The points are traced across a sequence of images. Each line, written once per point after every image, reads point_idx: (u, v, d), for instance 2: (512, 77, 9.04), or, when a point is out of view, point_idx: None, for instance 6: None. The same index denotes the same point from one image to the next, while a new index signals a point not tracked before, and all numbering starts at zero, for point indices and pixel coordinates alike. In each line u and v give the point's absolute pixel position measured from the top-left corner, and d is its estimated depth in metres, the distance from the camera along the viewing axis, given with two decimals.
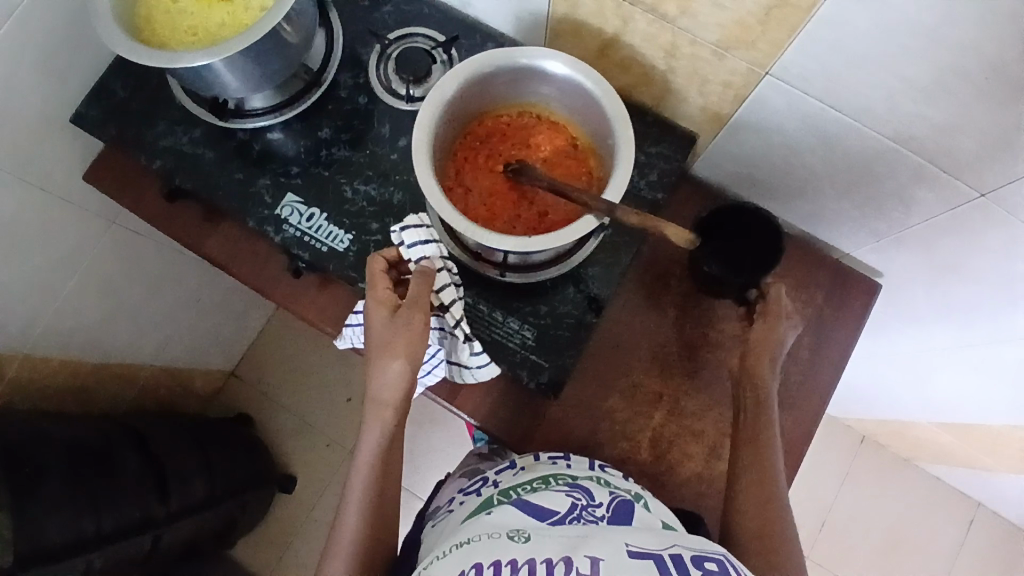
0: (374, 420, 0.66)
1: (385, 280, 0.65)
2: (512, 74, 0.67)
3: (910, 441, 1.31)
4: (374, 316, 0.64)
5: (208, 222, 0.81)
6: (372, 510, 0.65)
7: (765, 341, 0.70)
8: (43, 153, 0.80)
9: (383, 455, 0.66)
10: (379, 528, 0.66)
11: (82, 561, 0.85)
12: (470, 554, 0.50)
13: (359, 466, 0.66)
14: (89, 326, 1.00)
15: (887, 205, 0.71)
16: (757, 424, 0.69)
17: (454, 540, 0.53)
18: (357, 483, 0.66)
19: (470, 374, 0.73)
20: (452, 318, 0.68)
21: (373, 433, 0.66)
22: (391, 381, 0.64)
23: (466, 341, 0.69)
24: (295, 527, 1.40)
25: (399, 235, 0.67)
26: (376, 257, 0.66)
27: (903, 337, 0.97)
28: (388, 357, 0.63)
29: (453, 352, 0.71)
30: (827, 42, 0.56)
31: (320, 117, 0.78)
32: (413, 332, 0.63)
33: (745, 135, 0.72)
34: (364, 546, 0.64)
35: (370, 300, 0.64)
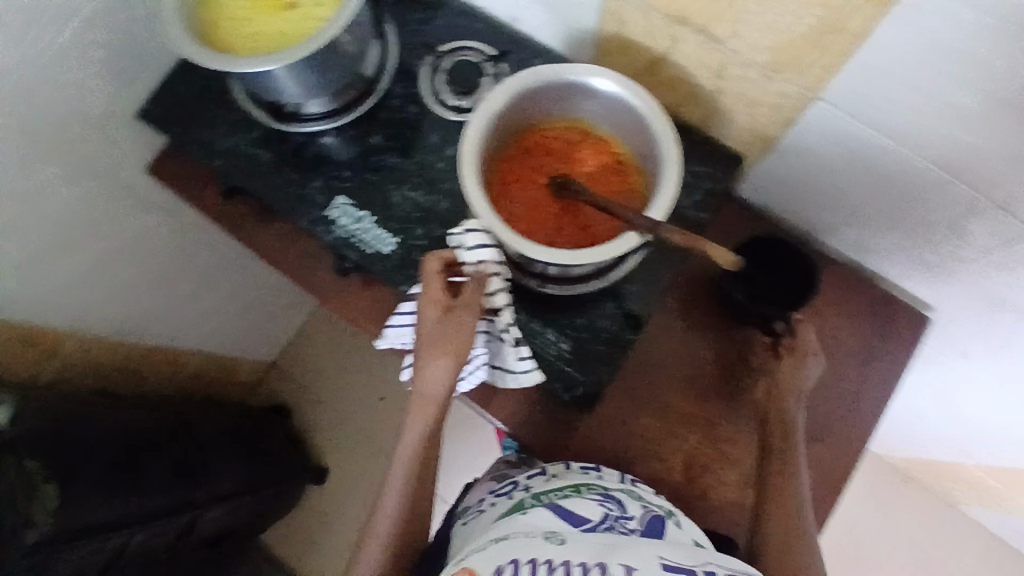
0: (417, 415, 0.69)
1: (439, 283, 0.66)
2: (560, 90, 0.68)
3: (955, 481, 1.25)
4: (425, 317, 0.66)
5: (262, 220, 0.84)
6: (411, 498, 0.70)
7: (790, 378, 0.71)
8: (113, 149, 0.85)
9: (423, 447, 0.70)
10: (416, 514, 0.70)
11: (116, 539, 0.88)
12: (507, 548, 0.51)
13: (401, 455, 0.70)
14: (144, 312, 1.06)
15: (938, 235, 0.69)
16: (783, 455, 0.70)
17: (491, 536, 0.54)
18: (398, 472, 0.70)
19: (512, 378, 0.73)
20: (504, 320, 0.67)
21: (414, 427, 0.69)
22: (436, 379, 0.67)
23: (515, 344, 0.69)
24: (323, 519, 1.43)
25: (460, 236, 0.65)
26: (429, 257, 0.65)
27: (951, 371, 0.93)
28: (434, 358, 0.66)
29: (499, 355, 0.72)
30: (879, 68, 0.55)
31: (372, 124, 0.81)
32: (461, 337, 0.66)
33: (793, 159, 0.71)
34: (403, 527, 0.69)
35: (423, 301, 0.66)
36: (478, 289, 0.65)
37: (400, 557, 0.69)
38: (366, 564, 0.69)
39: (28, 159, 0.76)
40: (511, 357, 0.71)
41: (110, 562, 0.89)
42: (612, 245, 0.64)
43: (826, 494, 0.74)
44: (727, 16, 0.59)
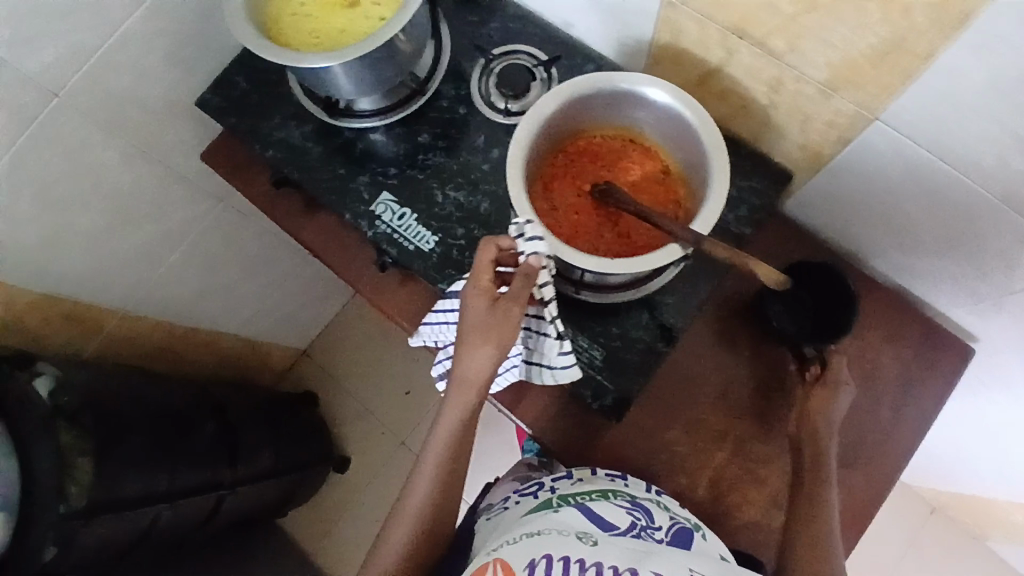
0: (455, 401, 0.64)
1: (488, 272, 0.61)
2: (611, 97, 0.68)
3: (991, 521, 1.20)
4: (470, 306, 0.61)
5: (307, 211, 0.86)
6: (441, 485, 0.66)
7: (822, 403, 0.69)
8: (170, 134, 0.88)
9: (458, 436, 0.66)
10: (444, 501, 0.67)
11: (148, 512, 0.88)
12: (540, 543, 0.55)
13: (433, 441, 0.66)
14: (186, 293, 1.09)
15: (991, 266, 0.67)
16: (815, 479, 0.68)
17: (526, 529, 0.58)
18: (430, 457, 0.66)
19: (550, 375, 0.70)
20: (549, 313, 0.64)
21: (451, 415, 0.65)
22: (476, 370, 0.62)
23: (557, 339, 0.66)
24: (342, 508, 1.45)
25: (521, 226, 0.62)
26: (485, 244, 0.61)
27: (995, 407, 0.89)
28: (475, 349, 0.61)
29: (538, 352, 0.69)
30: (944, 91, 0.54)
31: (420, 123, 0.82)
32: (508, 330, 0.60)
33: (843, 179, 0.70)
34: (430, 513, 0.66)
35: (469, 288, 0.62)
36: (526, 282, 0.61)
37: (424, 543, 0.67)
38: (387, 547, 0.66)
39: (92, 140, 0.79)
40: (551, 353, 0.68)
41: (142, 535, 0.90)
42: (654, 256, 0.63)
43: (855, 523, 0.72)
44: (787, 31, 0.58)
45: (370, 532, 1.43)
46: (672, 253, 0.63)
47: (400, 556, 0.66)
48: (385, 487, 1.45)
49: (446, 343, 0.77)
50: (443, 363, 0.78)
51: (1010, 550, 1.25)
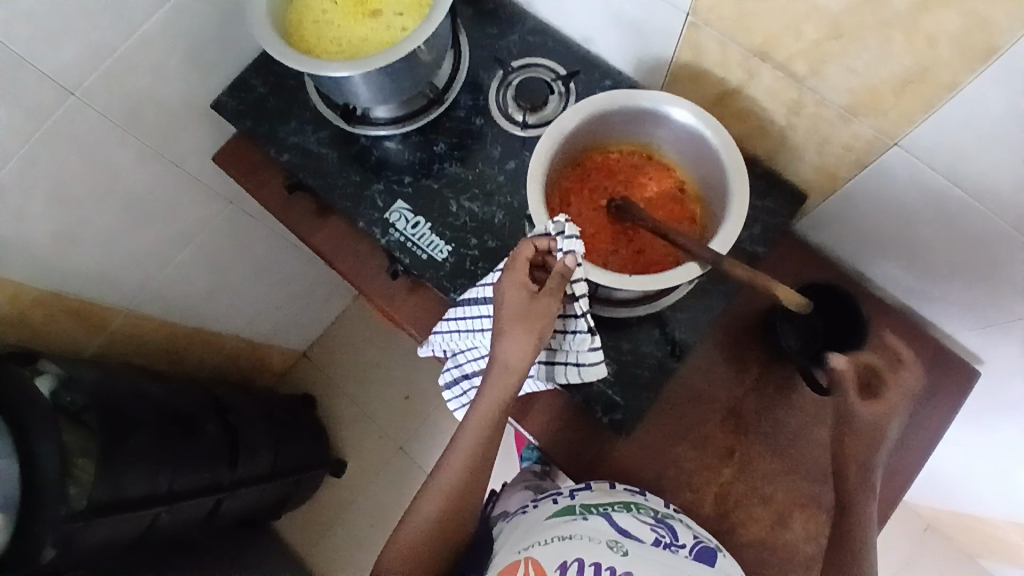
0: (496, 382, 0.63)
1: (525, 269, 0.62)
2: (631, 114, 0.69)
3: (986, 543, 1.20)
4: (507, 296, 0.61)
5: (320, 216, 0.86)
6: (474, 465, 0.65)
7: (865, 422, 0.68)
8: (186, 135, 0.88)
9: (496, 416, 0.64)
10: (476, 481, 0.66)
11: (149, 513, 0.87)
12: (572, 548, 0.60)
13: (471, 419, 0.65)
14: (191, 294, 1.08)
15: (1003, 292, 0.68)
16: (848, 501, 0.68)
17: (557, 532, 0.62)
18: (466, 435, 0.65)
19: (574, 373, 0.69)
20: (578, 309, 0.64)
21: (492, 395, 0.63)
22: (517, 355, 0.61)
23: (589, 333, 0.65)
24: (337, 513, 1.44)
25: (561, 224, 0.61)
26: (525, 242, 0.62)
27: (997, 430, 0.90)
28: (515, 335, 0.61)
29: (563, 349, 0.68)
30: (964, 121, 0.55)
31: (436, 132, 0.83)
32: (546, 320, 0.61)
33: (859, 202, 0.70)
34: (461, 491, 0.65)
35: (507, 279, 0.62)
36: (563, 280, 0.61)
37: (451, 522, 0.65)
38: (414, 522, 0.65)
39: (109, 139, 0.79)
40: (580, 348, 0.67)
41: (140, 537, 0.89)
42: (671, 274, 0.64)
43: None
44: (810, 55, 0.59)
45: (365, 537, 1.42)
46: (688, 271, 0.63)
47: (427, 533, 0.64)
48: (382, 492, 1.44)
49: (456, 351, 0.77)
50: (452, 372, 0.78)
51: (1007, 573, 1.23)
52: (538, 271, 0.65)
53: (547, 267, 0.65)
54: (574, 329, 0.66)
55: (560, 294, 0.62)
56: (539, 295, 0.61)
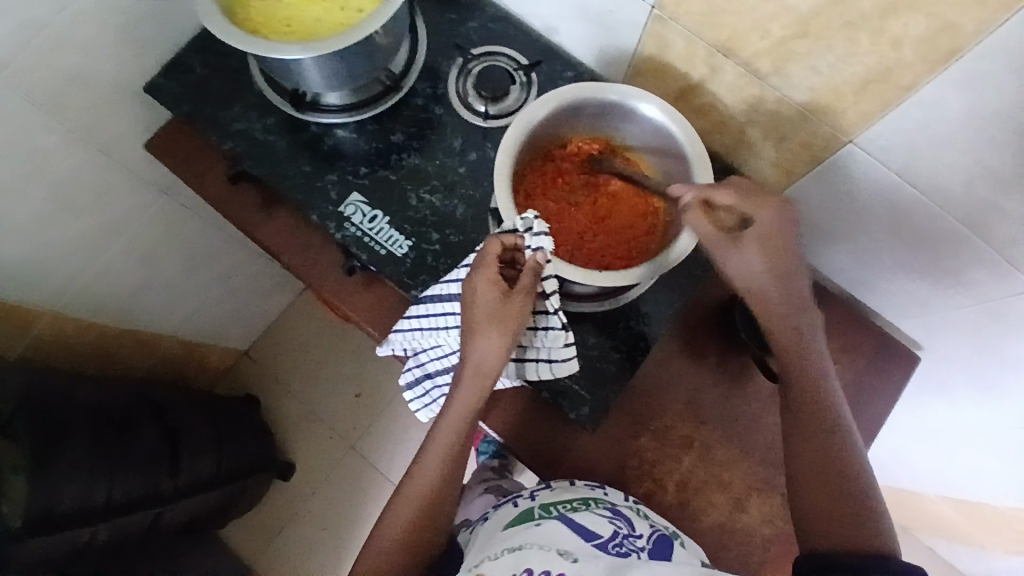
0: (468, 386, 0.62)
1: (495, 267, 0.60)
2: (597, 108, 0.68)
3: (912, 512, 1.29)
4: (479, 296, 0.60)
5: (266, 207, 0.81)
6: (449, 468, 0.64)
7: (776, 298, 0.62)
8: (116, 120, 0.80)
9: (469, 419, 0.63)
10: (450, 485, 0.64)
11: (86, 532, 0.79)
12: (524, 559, 0.58)
13: (443, 422, 0.63)
14: (123, 291, 0.99)
15: (942, 283, 0.72)
16: (798, 412, 0.63)
17: (507, 544, 0.61)
18: (440, 438, 0.63)
19: (546, 369, 0.68)
20: (550, 306, 0.63)
21: (466, 397, 0.62)
22: (490, 357, 0.61)
23: (563, 329, 0.64)
24: (286, 516, 1.38)
25: (530, 220, 0.60)
26: (493, 240, 0.60)
27: (928, 407, 0.97)
28: (490, 335, 0.60)
29: (535, 346, 0.67)
30: (918, 122, 0.57)
31: (393, 121, 0.79)
32: (521, 319, 0.60)
33: (813, 196, 0.72)
34: (436, 494, 0.64)
35: (478, 278, 0.60)
36: (536, 277, 0.61)
37: (426, 528, 0.63)
38: (388, 529, 0.63)
39: (30, 124, 0.70)
40: (553, 345, 0.66)
41: (75, 558, 0.80)
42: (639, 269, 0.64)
43: None
44: (775, 54, 0.60)
45: (317, 539, 1.37)
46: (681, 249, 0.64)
47: (402, 540, 0.62)
48: (334, 492, 1.40)
49: (416, 349, 0.74)
50: (413, 372, 0.75)
51: (930, 539, 1.32)
52: (508, 266, 0.63)
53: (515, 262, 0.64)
54: (547, 325, 0.65)
55: (534, 292, 0.61)
56: (513, 293, 0.60)
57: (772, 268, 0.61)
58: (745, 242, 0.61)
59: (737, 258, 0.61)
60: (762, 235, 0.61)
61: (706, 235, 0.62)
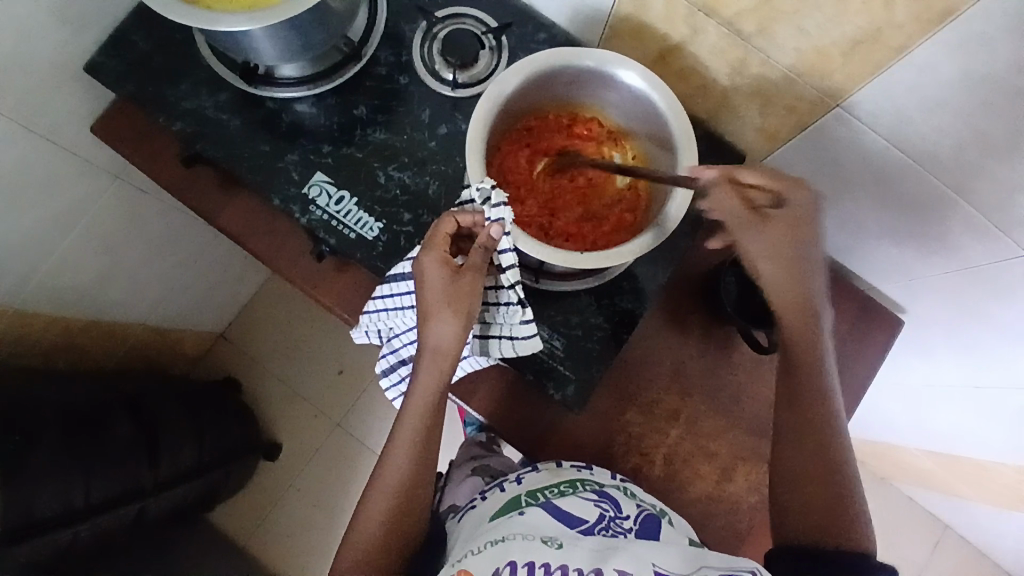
0: (430, 369, 0.59)
1: (446, 244, 0.58)
2: (575, 75, 0.64)
3: (892, 464, 1.32)
4: (429, 276, 0.57)
5: (226, 190, 0.76)
6: (419, 455, 0.60)
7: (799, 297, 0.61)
8: (55, 104, 0.74)
9: (435, 402, 0.60)
10: (423, 474, 0.61)
11: (68, 532, 0.77)
12: (506, 552, 0.56)
13: (410, 408, 0.60)
14: (84, 282, 0.95)
15: (928, 247, 0.71)
16: (801, 398, 0.63)
17: (490, 537, 0.59)
18: (406, 427, 0.60)
19: (508, 347, 0.64)
20: (507, 280, 0.60)
21: (427, 380, 0.59)
22: (449, 339, 0.58)
23: (519, 305, 0.61)
24: (275, 497, 1.37)
25: (486, 190, 0.57)
26: (446, 218, 0.58)
27: (910, 365, 0.97)
28: (443, 317, 0.58)
29: (497, 323, 0.64)
30: (906, 86, 0.54)
31: (356, 93, 0.74)
32: (473, 299, 0.58)
33: (799, 161, 0.70)
34: (410, 486, 0.60)
35: (427, 258, 0.57)
36: (487, 253, 0.58)
37: (404, 521, 0.60)
38: (364, 526, 0.59)
39: None
40: (512, 321, 0.63)
41: (59, 558, 0.79)
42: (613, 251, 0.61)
43: None
44: (759, 14, 0.56)
45: (308, 516, 1.37)
46: (666, 228, 0.60)
47: (380, 535, 0.59)
48: (322, 470, 1.39)
49: (391, 334, 0.71)
50: (388, 359, 0.72)
51: (910, 488, 1.36)
52: (454, 244, 0.61)
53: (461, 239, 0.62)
54: (506, 300, 0.62)
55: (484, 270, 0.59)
56: (463, 272, 0.57)
57: (789, 258, 0.59)
58: (768, 227, 0.59)
59: (757, 244, 0.59)
60: (785, 223, 0.59)
61: (728, 216, 0.59)
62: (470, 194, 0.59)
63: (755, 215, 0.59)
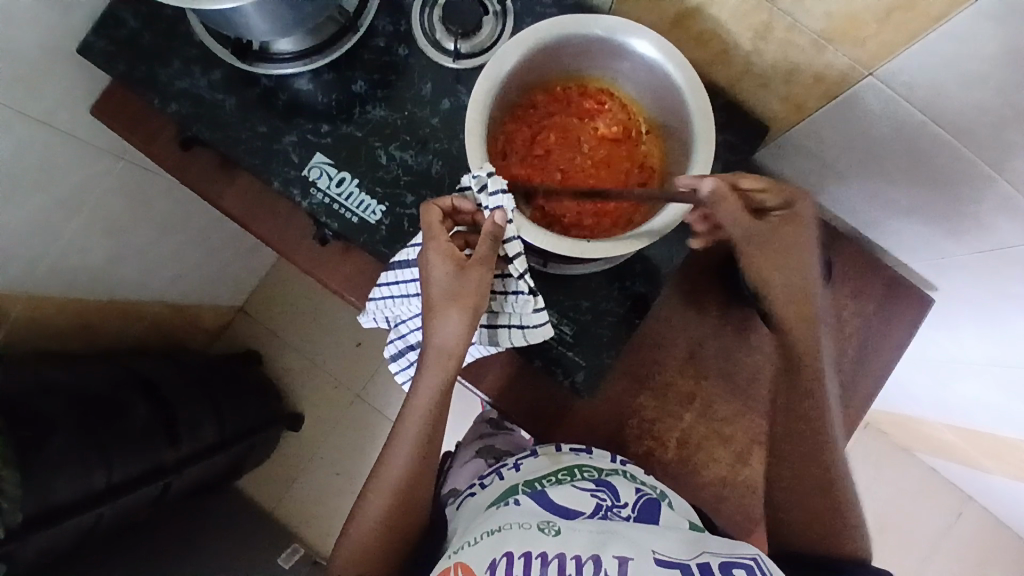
0: (432, 370, 0.56)
1: (442, 235, 0.54)
2: (582, 45, 0.59)
3: (915, 437, 1.28)
4: (433, 271, 0.54)
5: (225, 172, 0.74)
6: (421, 455, 0.59)
7: (797, 307, 0.60)
8: (49, 87, 0.72)
9: (438, 404, 0.58)
10: (424, 473, 0.60)
11: (91, 514, 0.81)
12: (502, 542, 0.55)
13: (411, 408, 0.58)
14: (94, 265, 0.95)
15: (963, 226, 0.66)
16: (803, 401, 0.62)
17: (485, 528, 0.58)
18: (407, 425, 0.59)
19: (519, 336, 0.62)
20: (515, 271, 0.56)
21: (430, 381, 0.57)
22: (454, 337, 0.55)
23: (531, 294, 0.58)
24: (297, 466, 1.41)
25: (483, 177, 0.54)
26: (428, 206, 0.55)
27: (940, 342, 0.93)
28: (447, 315, 0.55)
29: (505, 312, 0.60)
30: (949, 54, 0.49)
31: (354, 68, 0.71)
32: (480, 295, 0.54)
33: (828, 130, 0.65)
34: (409, 484, 0.59)
35: (430, 251, 0.54)
36: (495, 244, 0.54)
37: (403, 518, 0.60)
38: (363, 520, 0.59)
39: None
40: (523, 311, 0.60)
41: (85, 536, 0.84)
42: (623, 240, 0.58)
43: None
44: None
45: (330, 484, 1.40)
46: (675, 219, 0.57)
47: (377, 531, 0.59)
48: (341, 440, 1.41)
49: (398, 320, 0.70)
50: (396, 344, 0.71)
51: (934, 460, 1.33)
52: (467, 233, 0.57)
53: (475, 227, 0.58)
54: (515, 289, 0.59)
55: (494, 261, 0.54)
56: (467, 266, 0.54)
57: (790, 265, 0.59)
58: (771, 237, 0.58)
59: (763, 252, 0.58)
60: (785, 229, 0.58)
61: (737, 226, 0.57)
62: (469, 181, 0.56)
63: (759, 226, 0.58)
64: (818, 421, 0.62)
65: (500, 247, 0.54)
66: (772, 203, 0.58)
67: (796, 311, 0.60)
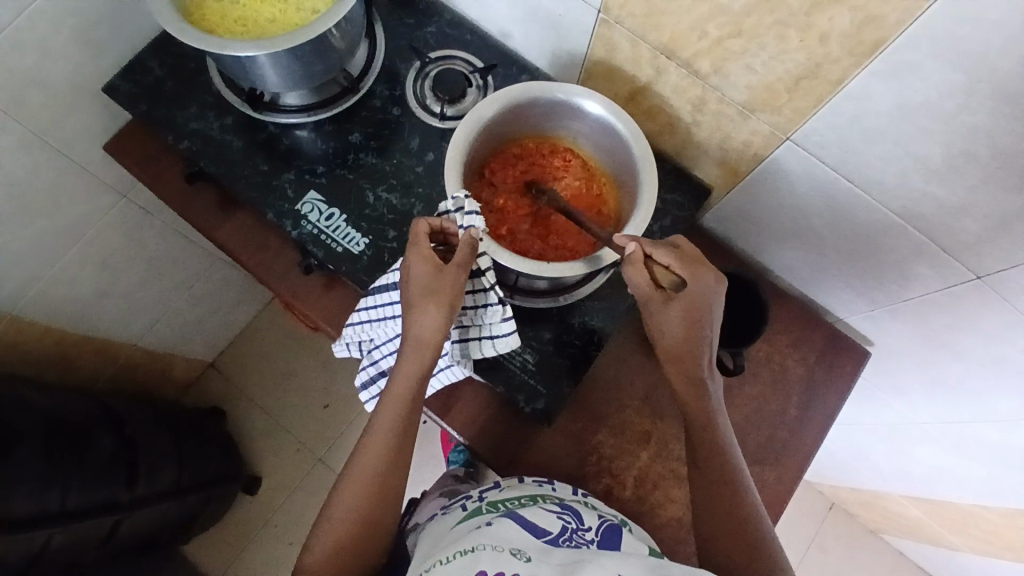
0: (409, 359, 0.61)
1: (425, 242, 0.60)
2: (548, 107, 0.70)
3: (881, 514, 1.29)
4: (413, 272, 0.60)
5: (223, 206, 0.81)
6: (396, 446, 0.61)
7: (684, 380, 0.64)
8: (74, 121, 0.81)
9: (413, 393, 0.62)
10: (396, 465, 0.62)
11: (43, 535, 0.78)
12: (475, 563, 0.55)
13: (388, 396, 0.62)
14: (81, 296, 0.98)
15: (887, 276, 0.75)
16: (709, 447, 0.64)
17: (458, 548, 0.58)
18: (383, 415, 0.61)
19: (489, 347, 0.68)
20: (487, 281, 0.64)
21: (406, 370, 0.61)
22: (429, 329, 0.60)
23: (500, 304, 0.65)
24: (251, 532, 1.35)
25: (461, 199, 0.61)
26: (420, 221, 0.61)
27: (887, 403, 0.98)
28: (426, 308, 0.60)
29: (477, 324, 0.67)
30: (847, 116, 0.60)
31: (351, 122, 0.80)
32: (457, 292, 0.60)
33: (760, 193, 0.75)
34: (382, 478, 0.61)
35: (412, 255, 0.60)
36: (472, 251, 0.60)
37: (376, 513, 0.60)
38: (335, 515, 0.60)
39: None
40: (493, 320, 0.66)
41: (26, 566, 0.78)
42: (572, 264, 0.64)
43: (772, 511, 0.77)
44: (713, 53, 0.63)
45: (284, 555, 1.33)
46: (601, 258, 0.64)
47: (348, 525, 0.59)
48: (301, 505, 1.36)
49: (372, 345, 0.74)
50: (367, 370, 0.74)
51: (900, 541, 1.34)
52: (443, 249, 0.64)
53: (449, 245, 0.64)
54: (486, 302, 0.66)
55: (470, 266, 0.61)
56: (447, 267, 0.60)
57: (684, 341, 0.63)
58: (665, 308, 0.63)
59: (660, 319, 0.63)
60: (681, 307, 0.62)
61: (636, 290, 0.64)
62: (447, 203, 0.63)
63: (656, 293, 0.63)
64: (736, 464, 0.64)
65: (476, 255, 0.61)
66: (674, 278, 0.64)
67: (684, 381, 0.64)
